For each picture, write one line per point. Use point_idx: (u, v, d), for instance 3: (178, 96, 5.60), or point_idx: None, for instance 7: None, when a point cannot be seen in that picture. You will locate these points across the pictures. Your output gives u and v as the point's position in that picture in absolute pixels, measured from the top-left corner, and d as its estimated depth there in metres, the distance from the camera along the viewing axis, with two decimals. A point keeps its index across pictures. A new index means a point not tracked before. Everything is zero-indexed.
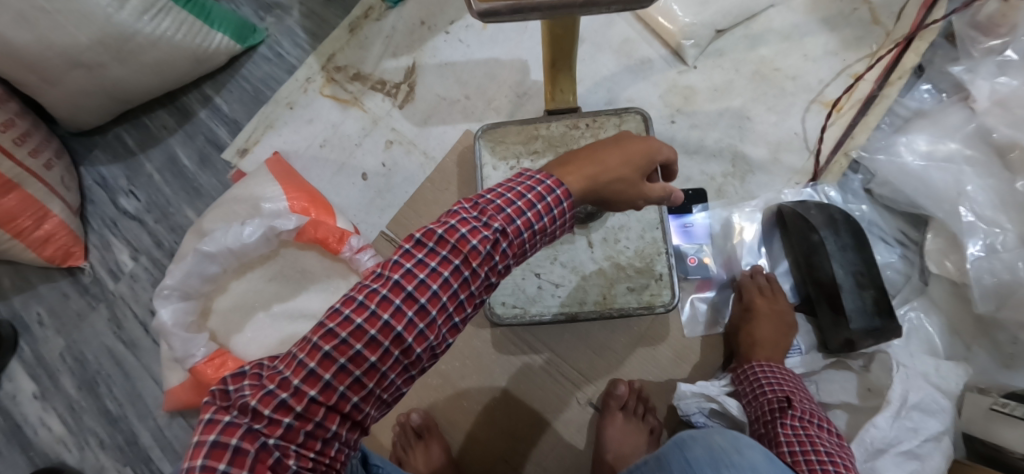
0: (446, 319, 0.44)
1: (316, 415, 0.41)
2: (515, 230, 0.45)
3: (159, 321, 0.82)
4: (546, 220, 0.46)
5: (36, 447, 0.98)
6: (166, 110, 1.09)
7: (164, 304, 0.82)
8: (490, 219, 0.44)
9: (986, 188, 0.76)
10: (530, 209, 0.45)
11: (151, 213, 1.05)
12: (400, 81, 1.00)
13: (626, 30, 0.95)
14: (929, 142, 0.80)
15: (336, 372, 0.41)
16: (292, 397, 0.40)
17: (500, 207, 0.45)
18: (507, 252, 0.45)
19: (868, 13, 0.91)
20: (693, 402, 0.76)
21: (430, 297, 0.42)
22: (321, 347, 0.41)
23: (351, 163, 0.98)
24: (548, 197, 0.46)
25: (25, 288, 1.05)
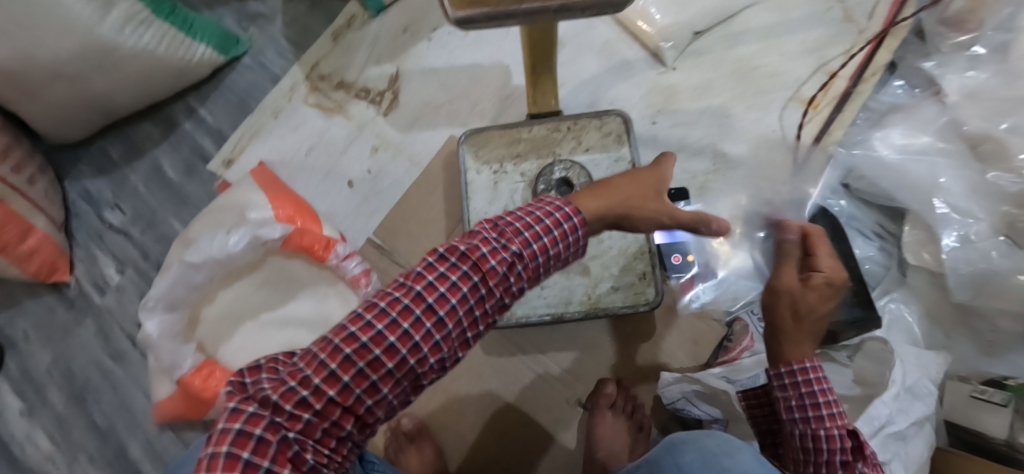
0: (460, 334, 0.43)
1: (332, 414, 0.41)
2: (531, 253, 0.43)
3: (145, 334, 0.82)
4: (560, 244, 0.45)
5: (24, 464, 0.97)
6: (151, 122, 1.09)
7: (150, 316, 0.82)
8: (508, 240, 0.43)
9: (960, 179, 0.77)
10: (547, 233, 0.44)
11: (137, 225, 1.05)
12: (384, 88, 1.01)
13: (606, 33, 0.97)
14: (904, 135, 0.81)
15: (353, 375, 0.40)
16: (311, 395, 0.40)
17: (518, 230, 0.43)
18: (523, 274, 0.44)
19: (841, 11, 0.93)
20: (676, 388, 0.74)
21: (448, 310, 0.41)
22: (341, 350, 0.40)
23: (337, 170, 0.98)
24: (564, 224, 0.45)
25: (11, 304, 1.04)
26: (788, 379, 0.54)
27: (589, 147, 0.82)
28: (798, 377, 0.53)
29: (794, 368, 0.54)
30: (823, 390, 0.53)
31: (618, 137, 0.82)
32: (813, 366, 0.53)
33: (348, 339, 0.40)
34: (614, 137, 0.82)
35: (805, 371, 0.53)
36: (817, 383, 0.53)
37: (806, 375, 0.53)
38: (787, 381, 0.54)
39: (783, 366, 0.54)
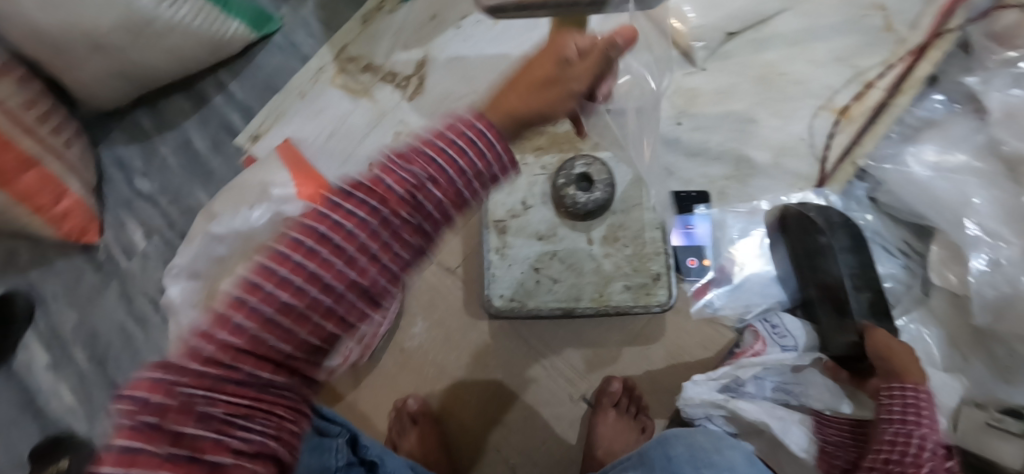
0: (379, 268, 0.41)
1: (246, 364, 0.39)
2: (443, 178, 0.41)
3: (172, 299, 0.86)
4: (478, 165, 0.42)
5: (47, 417, 1.02)
6: (182, 95, 1.11)
7: (175, 282, 0.86)
8: (413, 169, 0.41)
9: (991, 200, 0.74)
10: (459, 155, 0.41)
11: (165, 194, 1.08)
12: (411, 74, 1.02)
13: (635, 29, 0.94)
14: (937, 153, 0.80)
15: (264, 322, 0.39)
16: (221, 347, 0.38)
17: (424, 156, 0.41)
18: (444, 199, 0.42)
19: (883, 19, 0.90)
20: (699, 408, 0.74)
21: (358, 246, 0.40)
22: (249, 299, 0.39)
23: (357, 154, 0.99)
24: (475, 142, 0.42)
25: (43, 263, 1.09)
26: (898, 392, 0.64)
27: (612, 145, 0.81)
28: (907, 393, 0.63)
29: (908, 387, 0.64)
30: (924, 407, 0.63)
31: None
32: (919, 391, 0.64)
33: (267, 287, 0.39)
34: None
35: (915, 391, 0.63)
36: (920, 401, 0.63)
37: (915, 393, 0.63)
38: (895, 393, 0.64)
39: (897, 382, 0.64)
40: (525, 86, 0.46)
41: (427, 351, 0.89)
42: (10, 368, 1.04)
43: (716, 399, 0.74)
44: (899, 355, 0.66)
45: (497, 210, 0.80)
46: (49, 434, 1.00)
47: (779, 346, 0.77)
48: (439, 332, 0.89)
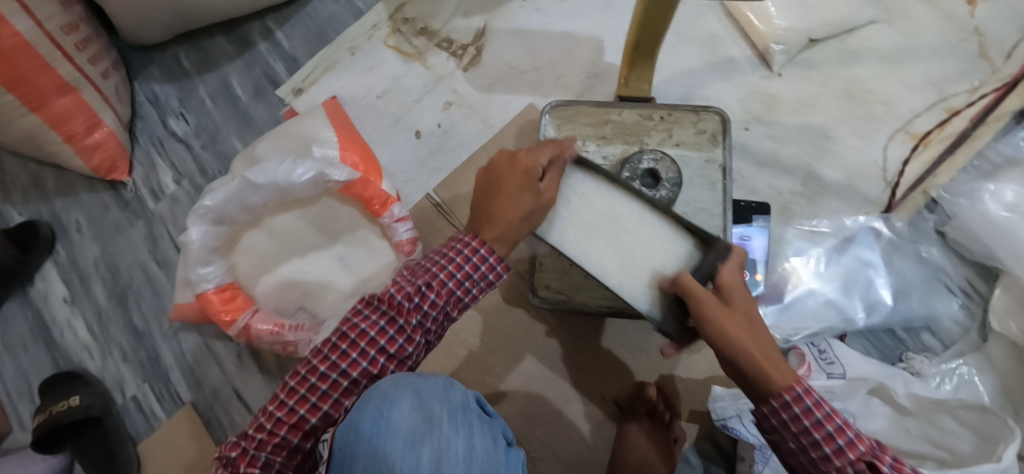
0: (385, 354, 0.53)
1: (324, 404, 0.52)
2: (437, 308, 0.53)
3: (186, 239, 0.80)
4: (476, 274, 0.53)
5: (60, 350, 1.00)
6: (226, 36, 1.06)
7: (196, 224, 0.80)
8: (434, 285, 0.53)
9: (937, 247, 0.81)
10: (463, 266, 0.53)
11: (200, 138, 1.04)
12: (469, 43, 0.97)
13: (714, 24, 0.91)
14: (800, 250, 0.82)
15: (330, 385, 0.52)
16: (319, 399, 0.52)
17: (439, 273, 0.53)
18: (414, 334, 0.53)
19: (978, 45, 0.85)
20: (731, 404, 0.71)
21: (389, 339, 0.53)
22: (338, 364, 0.52)
23: (407, 119, 0.96)
24: (480, 262, 0.53)
25: (67, 193, 1.05)
26: None
27: (680, 143, 0.78)
28: None
29: None
30: None
31: (713, 137, 0.78)
32: None
33: (377, 338, 0.52)
34: (708, 136, 0.78)
35: None
36: None
37: None
38: None
39: None
40: (510, 188, 0.53)
41: (458, 331, 0.86)
42: (28, 295, 1.03)
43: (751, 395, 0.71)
44: (752, 333, 0.48)
45: None
46: (60, 368, 0.98)
47: (826, 373, 0.75)
48: (473, 315, 0.86)
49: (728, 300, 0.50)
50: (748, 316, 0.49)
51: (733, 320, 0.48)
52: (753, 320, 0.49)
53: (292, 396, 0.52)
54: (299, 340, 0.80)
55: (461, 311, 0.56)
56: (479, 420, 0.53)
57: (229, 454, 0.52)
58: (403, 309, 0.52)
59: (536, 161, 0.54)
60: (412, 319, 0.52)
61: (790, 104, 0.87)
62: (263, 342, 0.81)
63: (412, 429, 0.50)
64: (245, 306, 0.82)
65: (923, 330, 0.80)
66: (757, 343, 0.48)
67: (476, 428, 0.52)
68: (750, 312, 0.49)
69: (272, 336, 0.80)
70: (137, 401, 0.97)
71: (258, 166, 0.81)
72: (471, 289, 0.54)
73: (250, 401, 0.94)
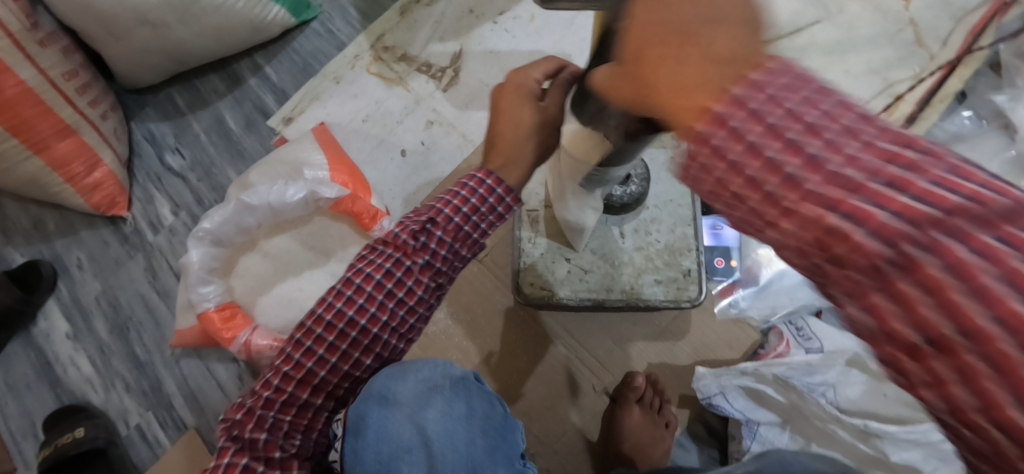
0: (395, 300, 0.55)
1: (333, 355, 0.56)
2: (448, 246, 0.55)
3: (187, 261, 0.84)
4: (483, 209, 0.54)
5: (64, 386, 1.02)
6: (217, 75, 1.12)
7: (196, 246, 0.84)
8: (440, 224, 0.54)
9: None
10: (467, 202, 0.54)
11: (195, 171, 1.08)
12: (446, 65, 1.04)
13: None
14: None
15: (336, 335, 0.56)
16: (327, 350, 0.56)
17: (445, 211, 0.54)
18: (423, 275, 0.55)
19: (913, 35, 0.92)
20: (713, 383, 0.74)
21: (397, 283, 0.55)
22: (345, 313, 0.55)
23: (390, 139, 1.01)
24: (488, 197, 0.54)
25: (67, 233, 1.09)
26: None
27: None
28: None
29: None
30: None
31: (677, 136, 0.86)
32: None
33: (383, 282, 0.54)
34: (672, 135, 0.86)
35: None
36: None
37: None
38: None
39: None
40: (507, 106, 0.54)
41: (451, 335, 0.89)
42: (30, 334, 1.05)
43: (738, 370, 0.74)
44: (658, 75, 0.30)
45: (531, 200, 0.85)
46: (65, 403, 1.00)
47: (804, 348, 0.76)
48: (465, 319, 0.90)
49: (642, 47, 0.31)
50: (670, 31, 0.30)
51: (637, 74, 0.31)
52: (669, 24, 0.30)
53: (299, 351, 0.56)
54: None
55: (474, 248, 0.57)
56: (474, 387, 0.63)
57: (234, 416, 0.56)
58: (409, 249, 0.54)
59: (534, 78, 0.55)
60: (420, 259, 0.54)
61: None
62: (263, 357, 0.83)
63: (413, 399, 0.62)
64: (245, 324, 0.85)
65: None
66: (637, 86, 0.32)
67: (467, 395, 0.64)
68: (667, 30, 0.30)
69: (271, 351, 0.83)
70: (141, 430, 0.98)
71: (254, 189, 0.86)
72: (481, 224, 0.55)
73: None
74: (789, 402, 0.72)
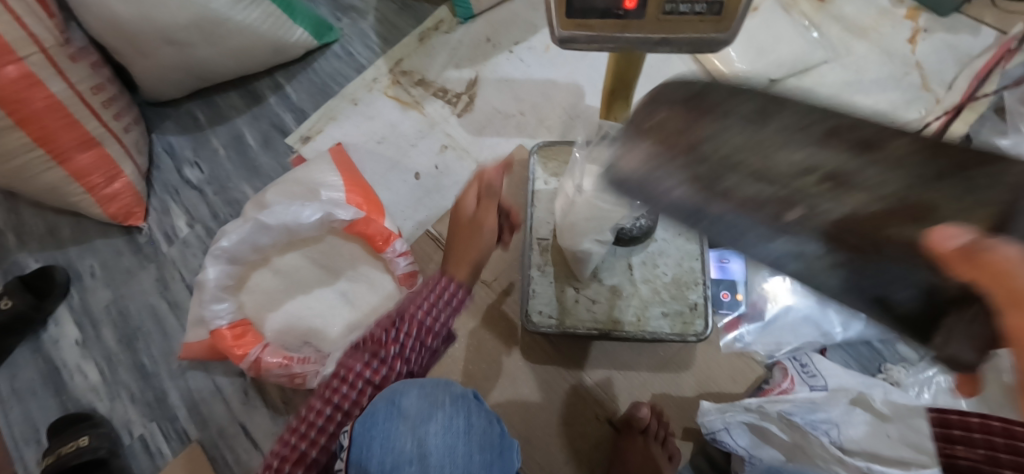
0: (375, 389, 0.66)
1: (321, 440, 0.65)
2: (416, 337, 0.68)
3: (203, 277, 0.85)
4: (441, 302, 0.69)
5: (69, 393, 1.02)
6: (238, 92, 1.15)
7: (212, 264, 0.86)
8: (409, 321, 0.67)
9: None
10: (427, 300, 0.68)
11: (211, 185, 1.10)
12: (462, 91, 1.06)
13: (681, 69, 1.00)
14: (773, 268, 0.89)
15: (325, 421, 0.65)
16: (318, 434, 0.65)
17: (414, 307, 0.68)
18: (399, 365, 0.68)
19: (919, 79, 0.93)
20: (719, 417, 0.74)
21: (375, 373, 0.66)
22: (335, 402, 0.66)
23: (403, 162, 1.03)
24: (445, 293, 0.69)
25: (82, 241, 1.10)
26: None
27: None
28: None
29: None
30: None
31: None
32: None
33: (364, 373, 0.66)
34: None
35: None
36: None
37: None
38: None
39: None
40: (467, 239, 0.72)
41: (457, 358, 0.89)
42: (39, 340, 1.06)
43: (742, 406, 0.73)
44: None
45: (542, 227, 0.86)
46: (69, 410, 1.01)
47: (808, 385, 0.77)
48: (472, 342, 0.90)
49: None
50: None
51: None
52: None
53: (297, 436, 0.65)
54: (306, 371, 0.84)
55: (437, 337, 0.70)
56: (476, 405, 0.66)
57: None
58: (383, 345, 0.66)
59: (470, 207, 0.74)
60: (391, 351, 0.66)
61: None
62: (272, 374, 0.84)
63: (418, 412, 0.61)
64: (255, 340, 0.85)
65: (899, 342, 0.84)
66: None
67: (469, 412, 0.64)
68: None
69: (280, 369, 0.84)
70: (144, 440, 0.99)
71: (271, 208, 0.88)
72: (438, 316, 0.69)
73: (256, 436, 0.96)
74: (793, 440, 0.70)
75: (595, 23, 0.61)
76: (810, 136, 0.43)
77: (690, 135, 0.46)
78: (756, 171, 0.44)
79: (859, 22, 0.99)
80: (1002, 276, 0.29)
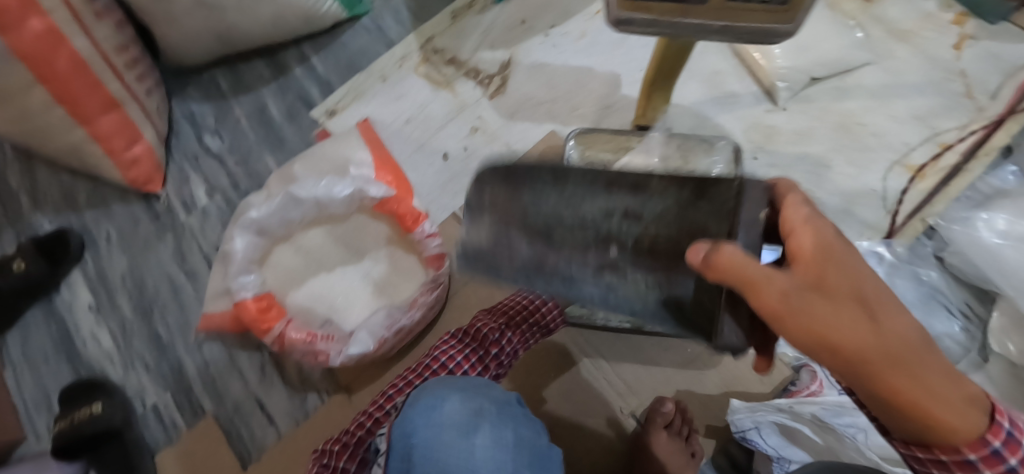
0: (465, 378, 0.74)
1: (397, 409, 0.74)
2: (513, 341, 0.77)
3: (231, 248, 0.84)
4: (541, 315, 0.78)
5: (83, 358, 1.01)
6: (263, 62, 1.12)
7: (241, 234, 0.85)
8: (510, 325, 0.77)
9: (939, 272, 0.85)
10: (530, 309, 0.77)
11: (233, 155, 1.08)
12: (494, 73, 1.04)
13: (720, 62, 0.98)
14: None
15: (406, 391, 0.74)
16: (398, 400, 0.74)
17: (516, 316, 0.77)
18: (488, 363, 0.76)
19: (963, 86, 0.92)
20: (748, 416, 0.75)
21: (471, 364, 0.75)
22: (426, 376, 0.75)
23: (431, 143, 1.01)
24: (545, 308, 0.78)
25: (98, 206, 1.08)
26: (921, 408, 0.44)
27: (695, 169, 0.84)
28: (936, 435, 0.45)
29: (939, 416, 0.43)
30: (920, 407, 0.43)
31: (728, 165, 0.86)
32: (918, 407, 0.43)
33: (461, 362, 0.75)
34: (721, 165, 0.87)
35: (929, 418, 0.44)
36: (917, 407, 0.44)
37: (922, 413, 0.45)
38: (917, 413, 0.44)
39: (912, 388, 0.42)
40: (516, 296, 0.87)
41: None
42: (52, 304, 1.04)
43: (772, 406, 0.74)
44: (802, 323, 0.37)
45: None
46: (82, 376, 0.99)
47: (838, 389, 0.75)
48: None
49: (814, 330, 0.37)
50: (866, 307, 0.38)
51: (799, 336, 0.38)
52: (877, 313, 0.37)
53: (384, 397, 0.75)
54: (330, 349, 0.83)
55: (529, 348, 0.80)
56: (523, 416, 0.64)
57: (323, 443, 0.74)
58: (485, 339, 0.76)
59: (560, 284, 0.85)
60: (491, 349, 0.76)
61: (794, 135, 0.93)
62: (295, 350, 0.83)
63: (460, 423, 0.60)
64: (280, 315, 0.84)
65: None
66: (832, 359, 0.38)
67: (517, 420, 0.63)
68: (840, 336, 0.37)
69: (305, 345, 0.82)
70: (157, 410, 0.98)
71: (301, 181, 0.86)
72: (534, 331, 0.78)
73: (273, 412, 0.95)
74: (826, 443, 0.68)
75: (655, 7, 0.59)
76: (597, 185, 0.51)
77: (516, 202, 0.52)
78: (571, 218, 0.51)
79: (903, 25, 0.96)
80: (756, 292, 0.38)
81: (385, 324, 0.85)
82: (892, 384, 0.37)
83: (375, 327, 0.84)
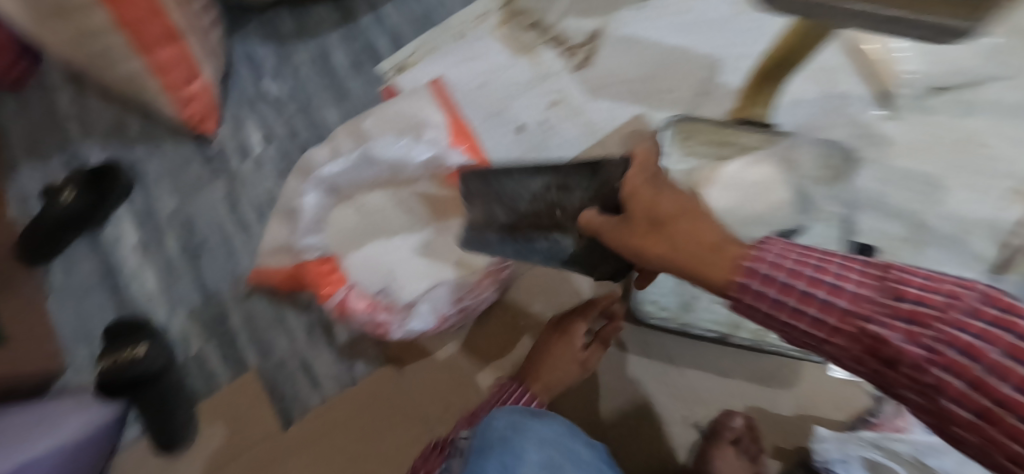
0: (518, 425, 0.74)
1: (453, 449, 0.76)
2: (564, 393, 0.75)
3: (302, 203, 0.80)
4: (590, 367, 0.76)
5: (127, 298, 0.98)
6: (331, 5, 1.05)
7: (312, 190, 0.81)
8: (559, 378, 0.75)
9: None
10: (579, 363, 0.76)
11: (293, 103, 1.02)
12: (581, 43, 0.96)
13: (832, 58, 0.89)
14: None
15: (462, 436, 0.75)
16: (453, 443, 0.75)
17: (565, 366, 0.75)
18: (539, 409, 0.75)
19: None
20: (839, 446, 0.71)
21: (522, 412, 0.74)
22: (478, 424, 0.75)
23: (506, 112, 0.95)
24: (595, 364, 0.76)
25: (150, 141, 1.03)
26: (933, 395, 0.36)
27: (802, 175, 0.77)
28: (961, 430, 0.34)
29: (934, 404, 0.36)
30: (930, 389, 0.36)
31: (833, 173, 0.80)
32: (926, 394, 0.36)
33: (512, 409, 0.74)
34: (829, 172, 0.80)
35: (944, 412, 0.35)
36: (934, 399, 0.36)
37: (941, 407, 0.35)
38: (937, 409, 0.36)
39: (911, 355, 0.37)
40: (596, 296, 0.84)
41: None
42: (97, 238, 1.01)
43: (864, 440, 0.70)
44: (653, 229, 0.49)
45: None
46: (125, 316, 0.97)
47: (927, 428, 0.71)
48: None
49: (662, 230, 0.48)
50: (656, 221, 0.49)
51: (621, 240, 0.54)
52: (672, 222, 0.47)
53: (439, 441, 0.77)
54: (391, 322, 0.81)
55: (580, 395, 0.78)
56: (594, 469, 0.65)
57: None
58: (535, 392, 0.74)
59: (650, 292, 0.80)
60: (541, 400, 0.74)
61: (904, 147, 0.85)
62: (357, 319, 0.81)
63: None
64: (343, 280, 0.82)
65: None
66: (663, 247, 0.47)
67: None
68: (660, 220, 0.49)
69: (367, 314, 0.80)
70: (200, 359, 0.95)
71: (377, 138, 0.83)
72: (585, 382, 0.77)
73: (319, 375, 0.92)
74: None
75: None
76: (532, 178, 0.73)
77: (495, 195, 0.75)
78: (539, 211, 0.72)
79: None
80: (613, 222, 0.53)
81: (449, 299, 0.83)
82: (688, 243, 0.45)
83: (438, 301, 0.83)
